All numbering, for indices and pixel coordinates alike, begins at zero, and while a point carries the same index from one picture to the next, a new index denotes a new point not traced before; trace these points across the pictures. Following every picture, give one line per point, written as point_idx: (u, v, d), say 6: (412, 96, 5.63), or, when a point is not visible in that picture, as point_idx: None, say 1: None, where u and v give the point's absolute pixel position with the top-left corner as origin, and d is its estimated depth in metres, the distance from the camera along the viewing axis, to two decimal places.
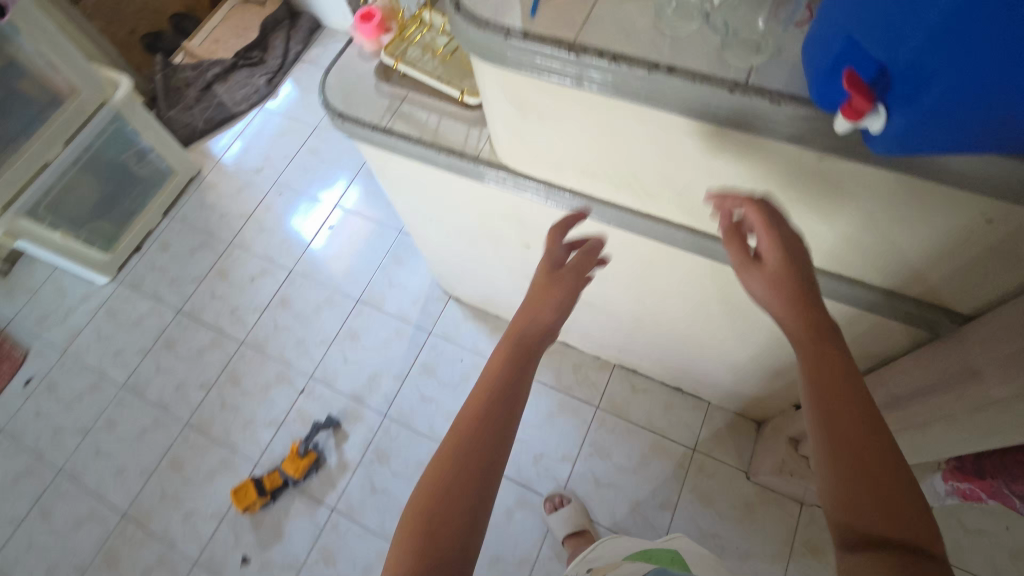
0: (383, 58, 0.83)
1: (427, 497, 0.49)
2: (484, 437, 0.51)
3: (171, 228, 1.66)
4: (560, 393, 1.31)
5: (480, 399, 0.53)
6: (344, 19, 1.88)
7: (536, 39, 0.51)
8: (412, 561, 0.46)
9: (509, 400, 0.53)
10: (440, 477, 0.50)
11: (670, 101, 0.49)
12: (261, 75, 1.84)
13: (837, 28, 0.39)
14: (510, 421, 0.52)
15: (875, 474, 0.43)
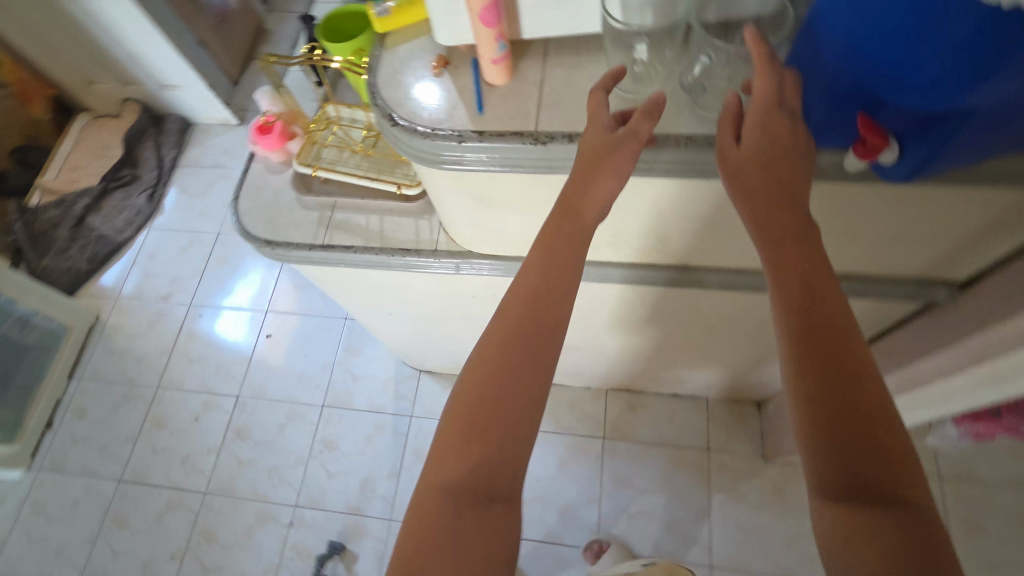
0: (298, 167, 0.75)
1: (473, 383, 0.44)
2: (529, 346, 0.44)
3: (82, 389, 1.44)
4: (564, 436, 1.27)
5: (525, 298, 0.45)
6: (216, 112, 1.74)
7: (495, 137, 0.46)
8: (461, 433, 0.43)
9: (537, 349, 0.44)
10: (488, 363, 0.44)
11: (657, 167, 0.47)
12: (139, 193, 1.67)
13: (824, 75, 0.38)
14: (548, 362, 0.44)
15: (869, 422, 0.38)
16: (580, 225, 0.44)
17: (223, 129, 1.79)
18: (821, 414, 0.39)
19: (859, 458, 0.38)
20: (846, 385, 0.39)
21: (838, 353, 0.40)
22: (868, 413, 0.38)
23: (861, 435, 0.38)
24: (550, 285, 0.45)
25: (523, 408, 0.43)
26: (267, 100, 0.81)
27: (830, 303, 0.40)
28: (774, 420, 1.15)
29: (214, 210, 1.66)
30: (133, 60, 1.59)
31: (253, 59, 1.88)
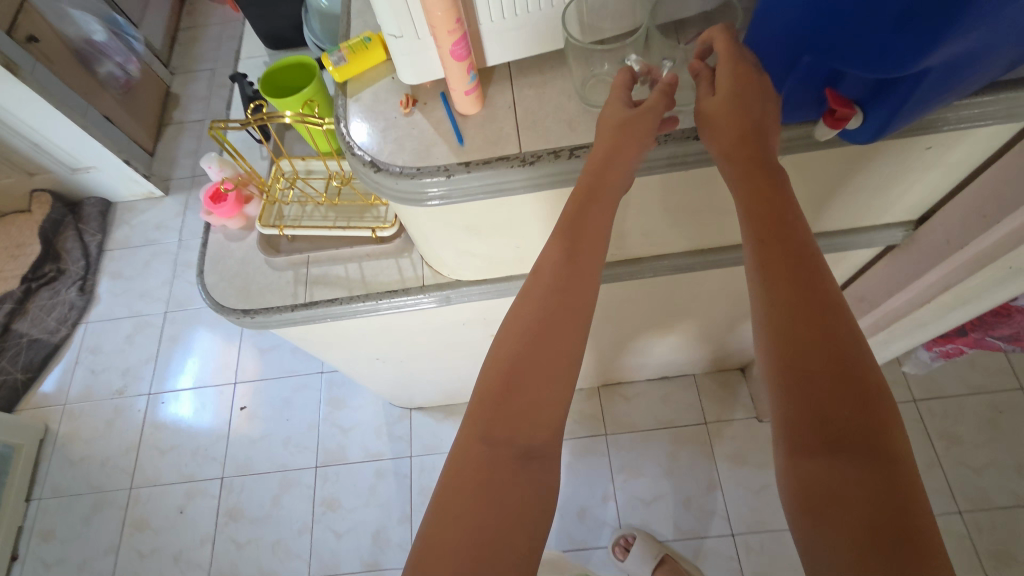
0: (262, 230, 0.73)
1: (502, 359, 0.46)
2: (553, 332, 0.45)
3: (45, 510, 1.31)
4: (567, 441, 1.28)
5: (547, 282, 0.46)
6: (138, 186, 1.65)
7: (481, 165, 0.46)
8: (486, 402, 0.45)
9: (563, 335, 0.45)
10: (515, 343, 0.46)
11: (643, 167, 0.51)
12: (68, 286, 1.55)
13: (786, 61, 0.42)
14: (572, 348, 0.46)
15: (844, 363, 0.40)
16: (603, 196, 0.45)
17: (149, 203, 1.70)
18: (798, 355, 0.41)
19: (832, 396, 0.39)
20: (816, 329, 0.41)
21: (814, 296, 0.42)
22: (841, 355, 0.40)
23: (830, 378, 0.39)
24: (573, 265, 0.46)
25: (554, 382, 0.45)
26: (215, 166, 0.75)
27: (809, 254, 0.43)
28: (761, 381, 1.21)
29: (156, 289, 1.57)
30: (37, 148, 1.49)
31: (166, 128, 1.81)
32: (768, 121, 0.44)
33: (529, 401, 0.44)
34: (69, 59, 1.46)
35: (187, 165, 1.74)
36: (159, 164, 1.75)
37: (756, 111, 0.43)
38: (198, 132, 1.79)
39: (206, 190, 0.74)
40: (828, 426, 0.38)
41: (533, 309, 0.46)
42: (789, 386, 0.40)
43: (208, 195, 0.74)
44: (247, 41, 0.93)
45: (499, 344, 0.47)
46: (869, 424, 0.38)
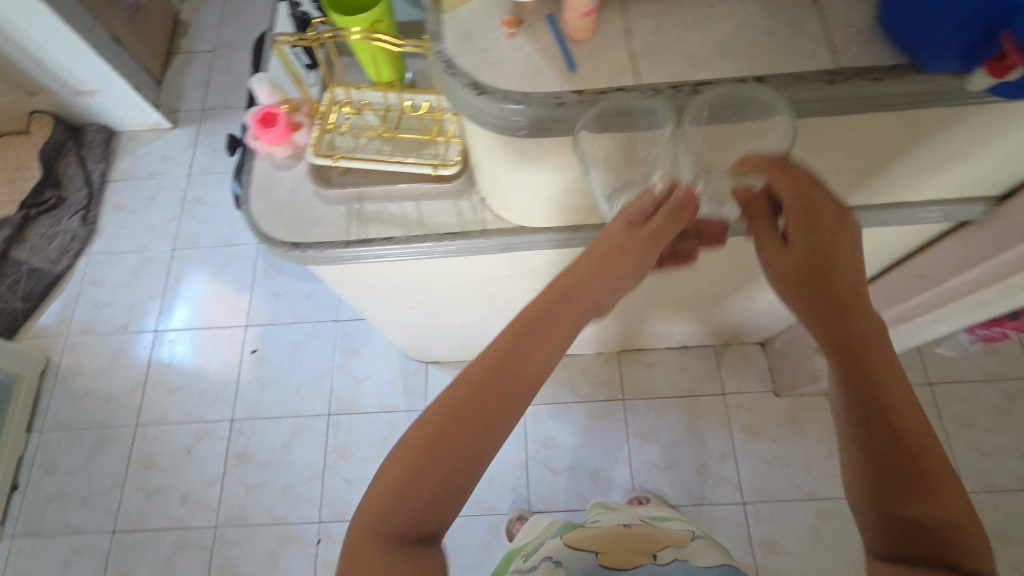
0: (314, 160, 0.68)
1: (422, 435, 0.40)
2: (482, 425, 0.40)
3: (46, 442, 1.28)
4: (584, 403, 1.28)
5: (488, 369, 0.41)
6: (144, 115, 1.57)
7: (595, 95, 0.43)
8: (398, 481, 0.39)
9: (491, 428, 0.40)
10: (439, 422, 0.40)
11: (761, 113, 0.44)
12: (70, 215, 1.48)
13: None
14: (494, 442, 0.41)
15: (924, 479, 0.42)
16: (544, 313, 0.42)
17: (155, 134, 1.61)
18: (880, 468, 0.43)
19: (914, 511, 0.41)
20: (894, 443, 0.43)
21: (885, 413, 0.43)
22: (917, 459, 0.42)
23: (909, 494, 0.42)
24: (518, 359, 0.41)
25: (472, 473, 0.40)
26: (266, 88, 0.71)
27: (885, 375, 0.43)
28: (783, 356, 1.21)
29: (162, 225, 1.51)
30: (39, 65, 1.40)
31: (175, 56, 1.71)
32: (838, 247, 0.43)
33: (434, 497, 0.39)
34: None
35: (197, 96, 1.66)
36: (167, 94, 1.66)
37: (829, 239, 0.43)
38: (208, 63, 1.70)
39: (255, 112, 0.70)
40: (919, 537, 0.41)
41: (466, 389, 0.41)
42: (866, 491, 0.44)
43: (256, 116, 0.69)
44: None
45: (419, 419, 0.41)
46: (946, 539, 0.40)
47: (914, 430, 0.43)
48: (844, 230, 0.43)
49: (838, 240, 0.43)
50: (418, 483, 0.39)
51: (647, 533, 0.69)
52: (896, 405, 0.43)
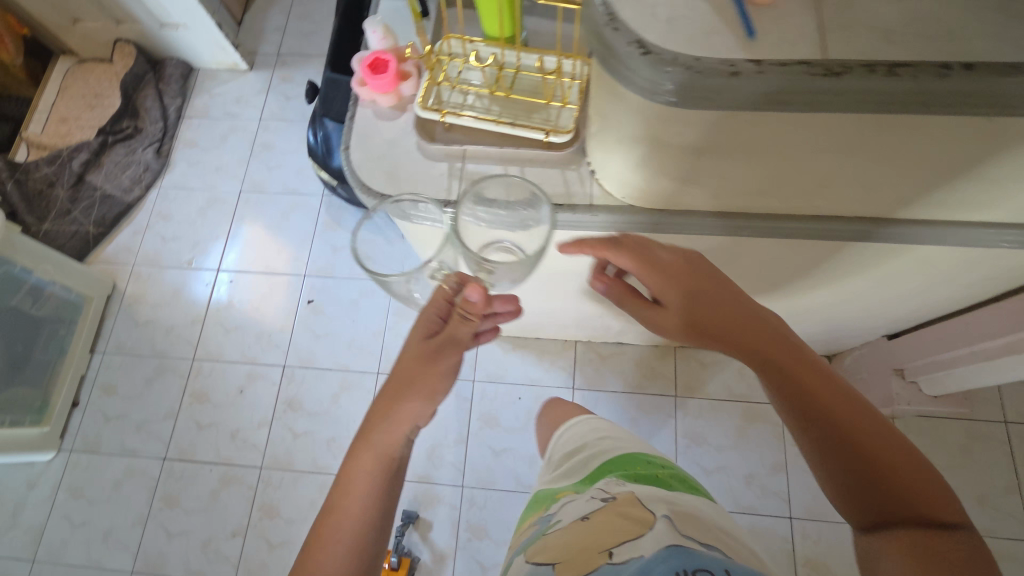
0: (422, 112, 0.66)
1: (342, 507, 0.60)
2: (377, 481, 0.62)
3: (107, 365, 1.32)
4: (634, 395, 1.24)
5: (368, 449, 0.63)
6: (223, 54, 1.57)
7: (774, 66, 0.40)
8: (343, 537, 0.59)
9: (385, 483, 0.62)
10: (354, 493, 0.61)
11: (952, 102, 0.41)
12: (144, 146, 1.50)
13: None
14: (393, 485, 0.63)
15: (824, 406, 0.52)
16: (386, 435, 0.63)
17: (231, 75, 1.61)
18: (796, 420, 0.53)
19: (827, 436, 0.51)
20: (798, 393, 0.53)
21: (778, 376, 0.54)
22: (813, 399, 0.52)
23: (816, 427, 0.51)
24: (383, 438, 0.63)
25: (385, 508, 0.62)
26: (379, 33, 0.69)
27: (773, 346, 0.55)
28: (851, 374, 1.16)
29: (230, 167, 1.51)
30: None
31: None
32: (683, 278, 0.60)
33: (368, 535, 0.60)
34: None
35: (274, 40, 1.65)
36: (246, 36, 1.65)
37: (676, 277, 0.60)
38: (288, 8, 1.68)
39: (364, 59, 0.68)
40: (838, 450, 0.50)
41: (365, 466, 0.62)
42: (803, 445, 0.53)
43: (366, 64, 0.68)
44: None
45: (339, 500, 0.61)
46: (849, 446, 0.50)
47: (800, 379, 0.53)
48: (675, 265, 0.60)
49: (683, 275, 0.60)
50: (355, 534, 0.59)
51: (610, 517, 0.55)
52: (780, 365, 0.54)
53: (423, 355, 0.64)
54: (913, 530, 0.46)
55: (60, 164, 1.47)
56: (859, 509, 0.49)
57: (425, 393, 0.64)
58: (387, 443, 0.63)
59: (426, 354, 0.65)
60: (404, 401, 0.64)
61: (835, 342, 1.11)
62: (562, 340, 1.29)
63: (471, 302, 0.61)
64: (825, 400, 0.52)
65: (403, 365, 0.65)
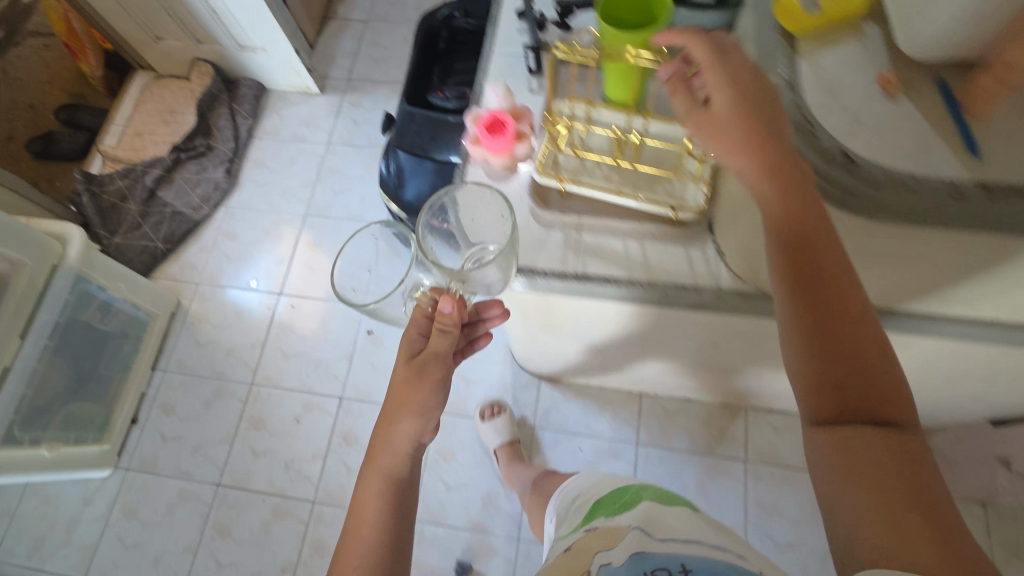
0: (539, 177, 0.63)
1: (357, 534, 0.60)
2: (385, 500, 0.61)
3: (168, 384, 1.33)
4: (701, 456, 1.19)
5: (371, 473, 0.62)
6: (296, 77, 1.58)
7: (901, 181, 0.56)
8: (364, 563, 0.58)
9: (395, 503, 0.61)
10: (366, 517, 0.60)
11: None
12: (215, 165, 1.52)
13: None
14: (407, 502, 0.62)
15: (831, 283, 0.51)
16: (389, 458, 0.63)
17: (301, 98, 1.62)
18: (801, 285, 0.51)
19: (822, 308, 0.51)
20: (813, 262, 0.51)
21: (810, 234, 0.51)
22: (828, 273, 0.51)
23: (816, 297, 0.51)
24: (381, 457, 0.63)
25: (400, 527, 0.61)
26: (500, 93, 0.67)
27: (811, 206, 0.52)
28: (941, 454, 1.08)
29: (297, 189, 1.51)
30: (214, 17, 1.41)
31: (329, 22, 1.72)
32: (755, 106, 0.53)
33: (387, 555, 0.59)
34: None
35: (345, 65, 1.65)
36: (317, 59, 1.67)
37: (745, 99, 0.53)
38: (359, 33, 1.70)
39: (481, 116, 0.65)
40: (826, 325, 0.51)
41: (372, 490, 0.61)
42: (793, 309, 0.52)
43: (483, 120, 0.65)
44: None
45: (353, 529, 0.61)
46: (839, 333, 0.51)
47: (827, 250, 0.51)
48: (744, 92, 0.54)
49: (751, 102, 0.53)
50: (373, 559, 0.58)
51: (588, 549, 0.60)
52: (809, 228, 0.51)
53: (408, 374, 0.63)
54: (858, 425, 0.49)
55: (133, 178, 1.49)
56: (819, 391, 0.51)
57: (424, 402, 0.63)
58: (393, 465, 0.62)
59: (415, 365, 0.63)
60: (398, 421, 0.63)
61: (927, 419, 1.04)
62: (626, 392, 1.24)
63: (447, 313, 0.61)
64: (843, 299, 0.51)
65: (398, 384, 0.64)
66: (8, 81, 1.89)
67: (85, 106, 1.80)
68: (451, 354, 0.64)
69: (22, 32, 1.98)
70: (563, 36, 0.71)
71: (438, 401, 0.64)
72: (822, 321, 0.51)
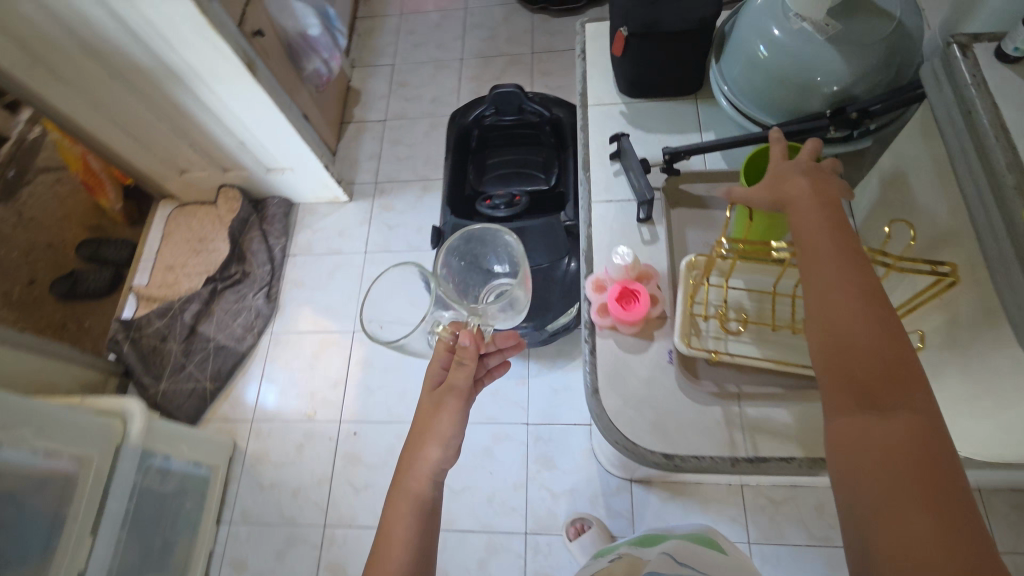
0: (686, 348, 0.57)
1: (393, 550, 0.67)
2: (413, 518, 0.69)
3: (235, 538, 1.25)
4: (819, 548, 1.10)
5: (402, 492, 0.70)
6: (323, 189, 1.55)
7: None
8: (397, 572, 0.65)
9: (423, 520, 0.69)
10: (400, 532, 0.68)
11: None
12: (254, 292, 1.47)
13: None
14: (434, 519, 0.71)
15: (866, 312, 0.46)
16: (414, 476, 0.70)
17: (330, 207, 1.59)
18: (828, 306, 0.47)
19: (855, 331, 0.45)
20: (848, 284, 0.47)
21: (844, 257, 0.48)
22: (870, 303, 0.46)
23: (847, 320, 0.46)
24: (406, 477, 0.72)
25: (428, 539, 0.69)
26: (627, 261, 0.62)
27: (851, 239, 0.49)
28: None
29: (340, 305, 1.46)
30: (241, 147, 1.37)
31: (347, 126, 1.70)
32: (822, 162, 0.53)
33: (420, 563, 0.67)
34: (280, 55, 1.32)
35: (370, 168, 1.63)
36: (341, 166, 1.64)
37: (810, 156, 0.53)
38: (379, 134, 1.68)
39: (613, 291, 0.61)
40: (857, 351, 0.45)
41: (402, 505, 0.70)
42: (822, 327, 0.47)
43: (616, 294, 0.61)
44: (594, 75, 0.76)
45: (386, 546, 0.68)
46: (876, 370, 0.44)
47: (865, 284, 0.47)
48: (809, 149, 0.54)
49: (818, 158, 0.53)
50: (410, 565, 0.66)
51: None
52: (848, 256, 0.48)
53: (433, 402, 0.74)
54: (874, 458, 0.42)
55: (171, 317, 1.43)
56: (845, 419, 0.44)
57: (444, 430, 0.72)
58: (416, 483, 0.70)
59: (435, 396, 0.74)
60: (424, 448, 0.72)
61: None
62: (726, 486, 1.17)
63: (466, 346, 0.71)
64: (883, 334, 0.45)
65: (426, 412, 0.74)
66: (22, 221, 1.81)
67: (107, 239, 1.74)
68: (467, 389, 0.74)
69: (32, 169, 1.92)
70: (673, 181, 0.66)
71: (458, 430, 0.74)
72: (847, 339, 0.45)
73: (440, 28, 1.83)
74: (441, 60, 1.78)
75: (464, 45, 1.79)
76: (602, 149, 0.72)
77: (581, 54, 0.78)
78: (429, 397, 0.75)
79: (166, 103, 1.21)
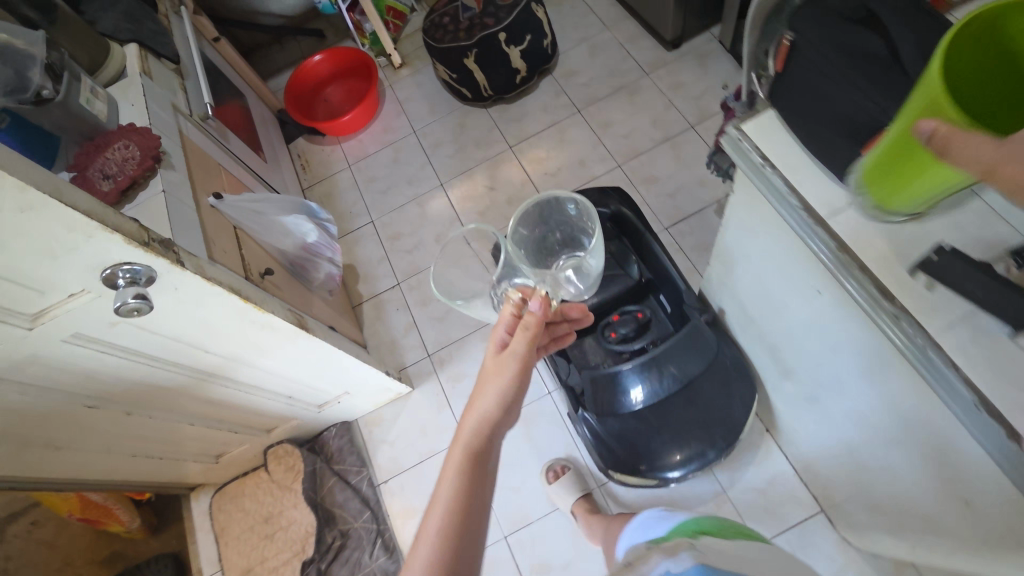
0: None
1: (453, 499, 0.62)
2: (473, 471, 0.64)
3: None
4: None
5: (463, 442, 0.67)
6: (382, 394, 1.30)
7: None
8: (451, 518, 0.61)
9: (479, 474, 0.65)
10: (462, 480, 0.63)
11: None
12: (368, 549, 1.19)
13: None
14: (491, 479, 0.66)
15: None
16: (472, 437, 0.66)
17: (396, 406, 1.35)
18: None
19: None
20: None
21: None
22: None
23: None
24: (466, 427, 0.68)
25: (482, 493, 0.64)
26: None
27: None
28: None
29: None
30: (293, 402, 1.13)
31: (362, 308, 1.48)
32: None
33: (473, 515, 0.62)
34: (291, 281, 1.10)
35: (414, 342, 1.41)
36: (381, 355, 1.41)
37: None
38: (403, 300, 1.46)
39: None
40: None
41: (460, 450, 0.66)
42: None
43: None
44: (803, 179, 0.62)
45: (443, 487, 0.63)
46: None
47: None
48: None
49: None
50: (464, 514, 0.61)
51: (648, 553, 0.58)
52: None
53: (498, 361, 0.69)
54: None
55: None
56: None
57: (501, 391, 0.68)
58: (473, 443, 0.66)
59: (495, 353, 0.70)
60: (486, 397, 0.68)
61: None
62: None
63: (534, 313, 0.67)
64: None
65: (484, 377, 0.69)
66: None
67: (139, 566, 1.37)
68: (529, 357, 0.68)
69: None
70: None
71: (517, 399, 0.69)
72: None
73: (400, 162, 1.66)
74: (421, 194, 1.60)
75: (435, 168, 1.63)
76: (886, 261, 0.57)
77: (765, 162, 0.64)
78: (490, 359, 0.70)
79: (199, 405, 0.96)
